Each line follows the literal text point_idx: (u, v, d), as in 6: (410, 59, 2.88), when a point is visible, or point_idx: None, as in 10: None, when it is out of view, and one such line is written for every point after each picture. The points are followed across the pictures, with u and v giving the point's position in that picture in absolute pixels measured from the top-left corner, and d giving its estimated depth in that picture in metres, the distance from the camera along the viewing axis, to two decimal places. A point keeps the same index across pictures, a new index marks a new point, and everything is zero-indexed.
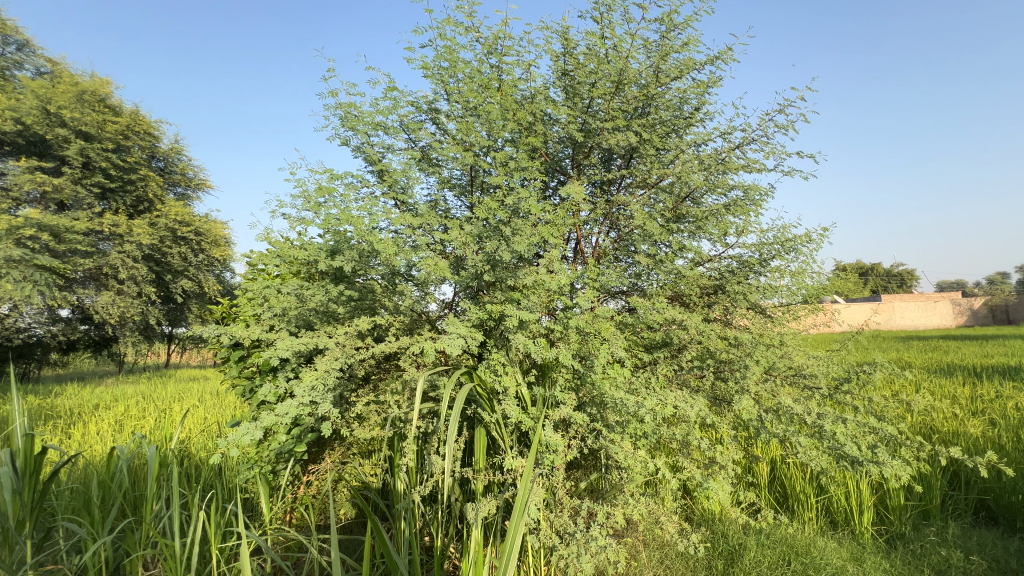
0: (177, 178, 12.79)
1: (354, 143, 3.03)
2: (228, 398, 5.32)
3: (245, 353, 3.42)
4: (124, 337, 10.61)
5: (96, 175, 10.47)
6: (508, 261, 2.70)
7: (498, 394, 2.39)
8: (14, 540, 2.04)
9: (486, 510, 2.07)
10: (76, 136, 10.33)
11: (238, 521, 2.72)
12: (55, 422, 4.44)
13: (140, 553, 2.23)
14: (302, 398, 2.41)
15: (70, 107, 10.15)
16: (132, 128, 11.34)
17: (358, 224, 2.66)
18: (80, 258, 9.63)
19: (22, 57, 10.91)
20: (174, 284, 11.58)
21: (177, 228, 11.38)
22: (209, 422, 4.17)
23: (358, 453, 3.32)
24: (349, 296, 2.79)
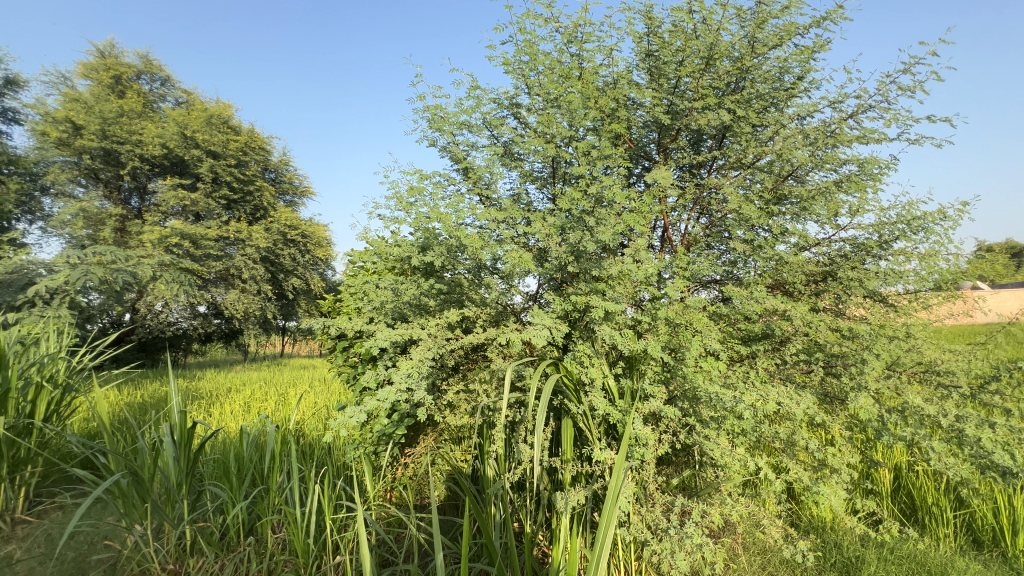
0: (286, 187, 14.26)
1: (440, 144, 3.16)
2: (334, 384, 5.87)
3: (348, 344, 3.74)
4: (248, 329, 12.05)
5: (222, 188, 11.97)
6: (592, 252, 2.66)
7: (585, 386, 2.38)
8: (175, 498, 2.47)
9: (575, 501, 2.09)
10: (207, 155, 11.86)
11: (347, 495, 3.00)
12: (200, 402, 5.21)
13: (269, 518, 2.56)
14: (399, 385, 2.57)
15: (202, 130, 11.69)
16: (249, 145, 12.81)
17: (447, 220, 2.78)
18: (212, 261, 11.13)
19: (165, 90, 12.75)
20: (287, 282, 12.96)
21: (287, 232, 12.68)
22: (319, 406, 4.62)
23: (449, 439, 3.50)
24: (439, 290, 2.94)
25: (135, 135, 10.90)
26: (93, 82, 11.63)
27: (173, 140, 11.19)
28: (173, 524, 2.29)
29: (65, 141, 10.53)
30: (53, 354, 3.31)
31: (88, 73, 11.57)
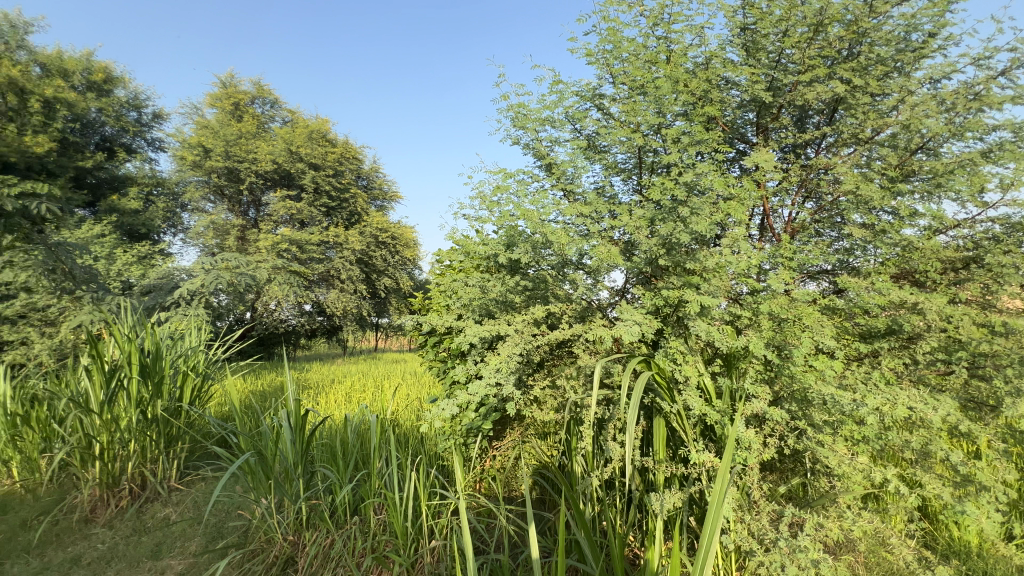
0: (376, 193, 15.25)
1: (524, 141, 3.18)
2: (424, 378, 6.20)
3: (438, 339, 3.91)
4: (347, 326, 13.10)
5: (323, 197, 13.08)
6: (685, 244, 2.53)
7: (678, 384, 2.27)
8: (292, 477, 2.75)
9: (671, 504, 2.00)
10: (309, 167, 13.02)
11: (440, 483, 3.13)
12: (310, 391, 5.77)
13: (371, 501, 2.75)
14: (489, 379, 2.64)
15: (305, 145, 12.86)
16: (344, 156, 13.87)
17: (532, 217, 2.81)
18: (315, 264, 12.24)
19: (274, 111, 14.20)
20: (379, 282, 13.89)
21: (379, 235, 13.56)
22: (412, 398, 4.91)
23: (535, 433, 3.53)
24: (524, 286, 2.96)
25: (252, 154, 12.29)
26: (218, 109, 13.28)
27: (282, 156, 12.44)
28: (290, 500, 2.55)
29: (198, 163, 12.15)
30: (195, 347, 3.84)
31: (214, 102, 13.21)
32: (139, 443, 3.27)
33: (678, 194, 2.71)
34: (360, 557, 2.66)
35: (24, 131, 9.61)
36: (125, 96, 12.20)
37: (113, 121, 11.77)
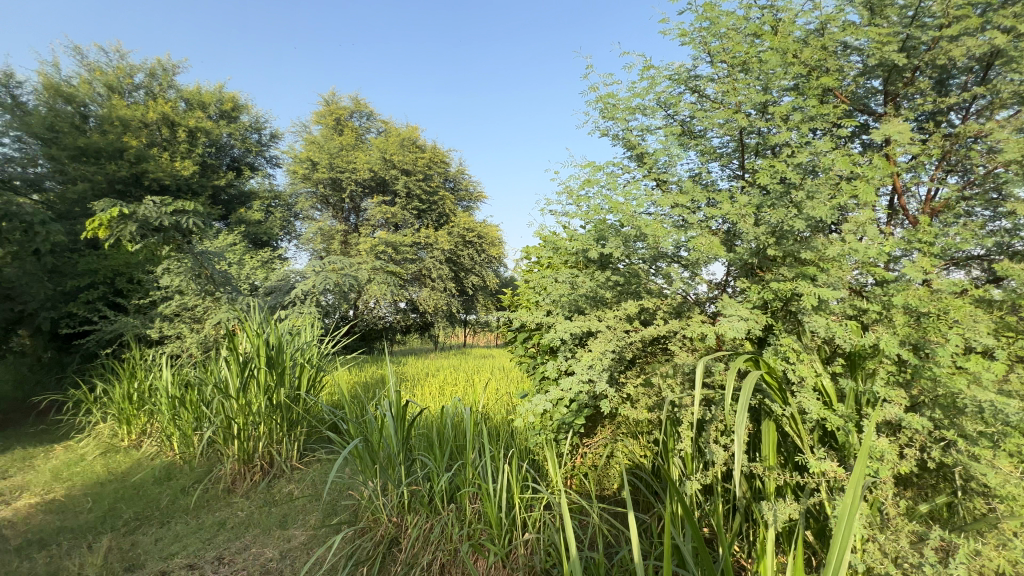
0: (463, 194, 15.80)
1: (613, 132, 3.10)
2: (513, 373, 6.34)
3: (527, 335, 3.96)
4: (438, 322, 13.77)
5: (414, 201, 13.81)
6: (797, 232, 2.30)
7: (792, 385, 2.08)
8: (395, 463, 2.94)
9: (786, 515, 1.83)
10: (401, 173, 13.82)
11: (532, 477, 3.16)
12: (408, 383, 6.16)
13: (466, 490, 2.84)
14: (581, 375, 2.61)
15: (397, 153, 13.68)
16: (433, 160, 14.53)
17: (623, 210, 2.73)
18: (409, 264, 13.00)
19: (369, 123, 15.28)
20: (467, 279, 14.41)
21: (466, 234, 14.03)
22: (502, 392, 5.04)
23: (627, 432, 3.43)
24: (616, 282, 2.89)
25: (351, 165, 13.33)
26: (323, 126, 14.58)
27: (377, 165, 13.34)
28: (392, 485, 2.72)
29: (307, 176, 13.46)
30: (310, 342, 4.25)
31: (319, 119, 14.54)
32: (267, 426, 3.71)
33: (789, 178, 2.48)
34: (458, 543, 2.77)
35: (176, 158, 11.52)
36: (248, 120, 13.87)
37: (240, 143, 13.45)
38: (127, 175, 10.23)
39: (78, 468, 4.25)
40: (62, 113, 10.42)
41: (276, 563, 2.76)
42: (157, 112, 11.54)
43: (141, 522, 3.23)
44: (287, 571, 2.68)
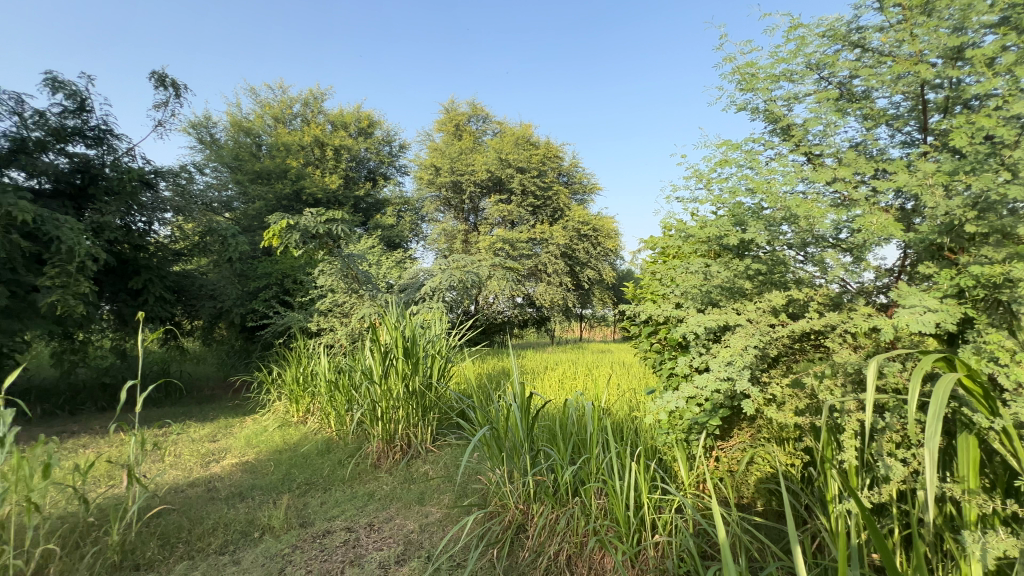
0: (577, 187, 15.65)
1: (753, 106, 2.81)
2: (636, 368, 6.13)
3: (653, 329, 3.79)
4: (554, 316, 13.90)
5: (529, 197, 14.05)
6: (1010, 202, 1.85)
7: (1005, 392, 1.69)
8: (520, 452, 3.02)
9: (1000, 551, 1.49)
10: (517, 171, 14.14)
11: (661, 477, 3.00)
12: (529, 376, 6.31)
13: (591, 485, 2.80)
14: (718, 372, 2.41)
15: (512, 151, 14.03)
16: (547, 156, 14.63)
17: (769, 190, 2.46)
18: (526, 260, 13.31)
19: (485, 125, 15.88)
20: (583, 273, 14.31)
21: (581, 228, 13.90)
22: (626, 388, 4.90)
23: (771, 437, 3.09)
24: (757, 271, 2.62)
25: (470, 167, 14.01)
26: (444, 133, 15.54)
27: (493, 165, 13.84)
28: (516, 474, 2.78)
29: (432, 181, 14.48)
30: (439, 335, 4.57)
31: (441, 126, 15.52)
32: (406, 410, 4.09)
33: (996, 137, 2.03)
34: (584, 537, 2.76)
35: (326, 174, 13.27)
36: (381, 134, 15.36)
37: (375, 156, 14.98)
38: (290, 192, 12.05)
39: (263, 437, 5.13)
40: (243, 145, 12.97)
41: (417, 535, 3.02)
42: (310, 136, 13.43)
43: (309, 486, 3.77)
44: (426, 543, 2.92)
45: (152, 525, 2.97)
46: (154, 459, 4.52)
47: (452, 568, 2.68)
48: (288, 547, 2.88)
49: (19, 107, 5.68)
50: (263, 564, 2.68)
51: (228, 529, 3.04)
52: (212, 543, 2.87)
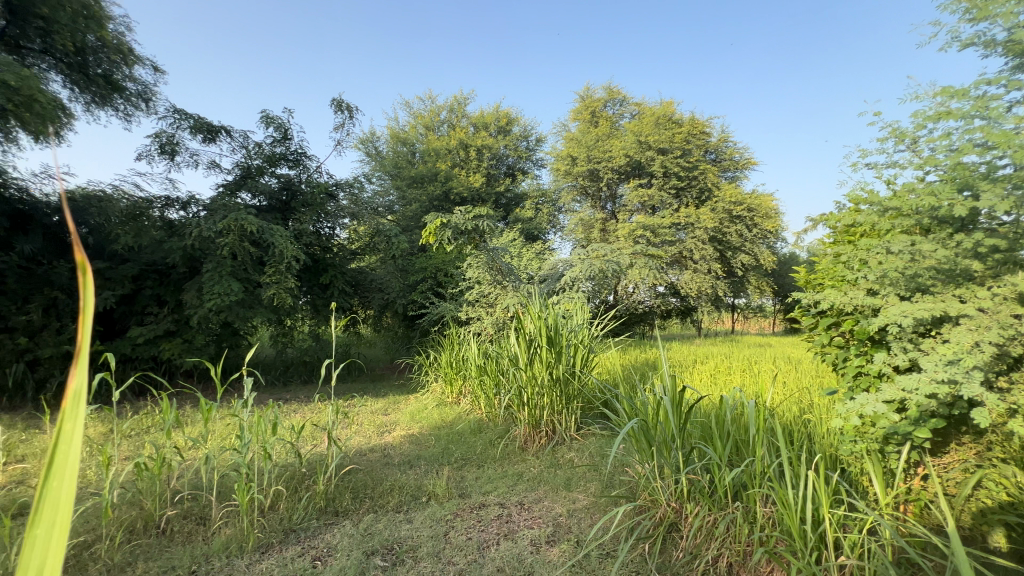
0: (727, 164, 14.21)
1: (985, 37, 2.22)
2: (806, 365, 5.37)
3: (832, 320, 3.25)
4: (702, 306, 12.92)
5: (672, 180, 13.14)
6: None
7: None
8: (671, 448, 2.85)
9: None
10: (658, 153, 13.34)
11: (847, 492, 2.58)
12: (677, 368, 5.98)
13: (756, 491, 2.52)
14: (934, 372, 1.97)
15: (652, 133, 13.25)
16: (691, 133, 13.53)
17: (1022, 143, 1.93)
18: (669, 247, 12.57)
19: (622, 108, 15.27)
20: (735, 259, 13.03)
21: (733, 209, 12.61)
22: (794, 387, 4.33)
23: (1008, 457, 2.43)
24: (993, 247, 2.07)
25: (607, 153, 13.63)
26: (580, 121, 15.34)
27: (632, 149, 13.24)
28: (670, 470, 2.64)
29: (568, 171, 14.45)
30: (582, 324, 4.57)
31: (577, 116, 15.34)
32: (551, 397, 4.21)
33: None
34: (748, 546, 2.52)
35: (470, 174, 14.25)
36: (519, 130, 15.85)
37: (513, 152, 15.55)
38: (440, 193, 13.22)
39: (425, 414, 5.75)
40: (401, 155, 14.53)
41: (565, 519, 3.08)
42: (456, 139, 14.51)
43: (465, 461, 4.10)
44: (575, 528, 2.97)
45: (346, 479, 3.56)
46: (344, 426, 5.39)
47: (602, 556, 2.68)
48: (450, 513, 3.18)
49: (245, 141, 7.19)
50: (431, 526, 2.99)
51: (402, 490, 3.46)
52: (391, 501, 3.30)
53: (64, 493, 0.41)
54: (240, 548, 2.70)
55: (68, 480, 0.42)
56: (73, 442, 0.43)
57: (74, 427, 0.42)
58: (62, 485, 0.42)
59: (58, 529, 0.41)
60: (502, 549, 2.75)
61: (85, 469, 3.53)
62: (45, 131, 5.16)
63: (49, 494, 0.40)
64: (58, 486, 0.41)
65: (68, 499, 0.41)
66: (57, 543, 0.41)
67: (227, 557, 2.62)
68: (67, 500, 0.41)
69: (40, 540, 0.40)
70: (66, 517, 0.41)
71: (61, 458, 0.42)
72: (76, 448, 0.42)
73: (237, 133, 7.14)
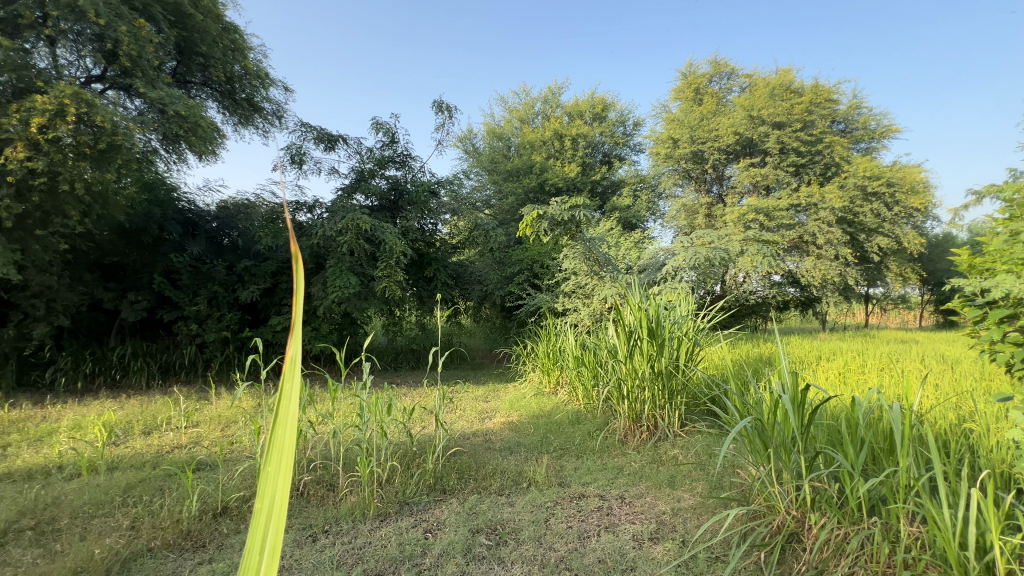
0: (860, 134, 12.41)
1: None
2: (969, 366, 4.52)
3: (1008, 313, 2.69)
4: (827, 297, 11.51)
5: (790, 156, 11.77)
6: None
7: None
8: (791, 451, 2.56)
9: None
10: (773, 128, 12.04)
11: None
12: (798, 365, 5.40)
13: (899, 506, 2.18)
14: None
15: (766, 106, 12.00)
16: (814, 102, 12.01)
17: None
18: (786, 231, 11.34)
19: (731, 82, 14.00)
20: (870, 242, 11.39)
21: (868, 185, 10.98)
22: (953, 391, 3.67)
23: None
24: None
25: (713, 132, 12.59)
26: (682, 100, 14.32)
27: (743, 125, 12.08)
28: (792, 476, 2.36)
29: (669, 155, 13.48)
30: (686, 316, 4.32)
31: (678, 94, 14.34)
32: (653, 391, 4.06)
33: None
34: (889, 569, 2.20)
35: (565, 165, 14.21)
36: (615, 116, 15.34)
37: (609, 139, 15.13)
38: (536, 185, 13.34)
39: (524, 402, 5.88)
40: (497, 150, 14.87)
41: (670, 517, 2.97)
42: (550, 130, 14.50)
43: (564, 451, 4.13)
44: (680, 527, 2.84)
45: (452, 461, 3.78)
46: (449, 410, 5.72)
47: (711, 559, 2.53)
48: (550, 501, 3.23)
49: (358, 147, 7.88)
50: (532, 511, 3.07)
51: (504, 475, 3.58)
52: (494, 484, 3.44)
53: (287, 438, 0.35)
54: (364, 514, 3.01)
55: (290, 427, 0.36)
56: (294, 391, 0.35)
57: (292, 375, 0.35)
58: (286, 432, 0.36)
59: (281, 483, 0.35)
60: (603, 541, 2.73)
61: (241, 435, 4.16)
62: (205, 151, 6.12)
63: (274, 446, 0.34)
64: (279, 433, 0.35)
65: (290, 453, 0.35)
66: (282, 499, 0.35)
67: (353, 521, 2.94)
68: (290, 451, 0.35)
69: (270, 487, 0.34)
70: (291, 466, 0.35)
71: (282, 398, 0.35)
72: (297, 397, 0.35)
73: (353, 140, 7.83)
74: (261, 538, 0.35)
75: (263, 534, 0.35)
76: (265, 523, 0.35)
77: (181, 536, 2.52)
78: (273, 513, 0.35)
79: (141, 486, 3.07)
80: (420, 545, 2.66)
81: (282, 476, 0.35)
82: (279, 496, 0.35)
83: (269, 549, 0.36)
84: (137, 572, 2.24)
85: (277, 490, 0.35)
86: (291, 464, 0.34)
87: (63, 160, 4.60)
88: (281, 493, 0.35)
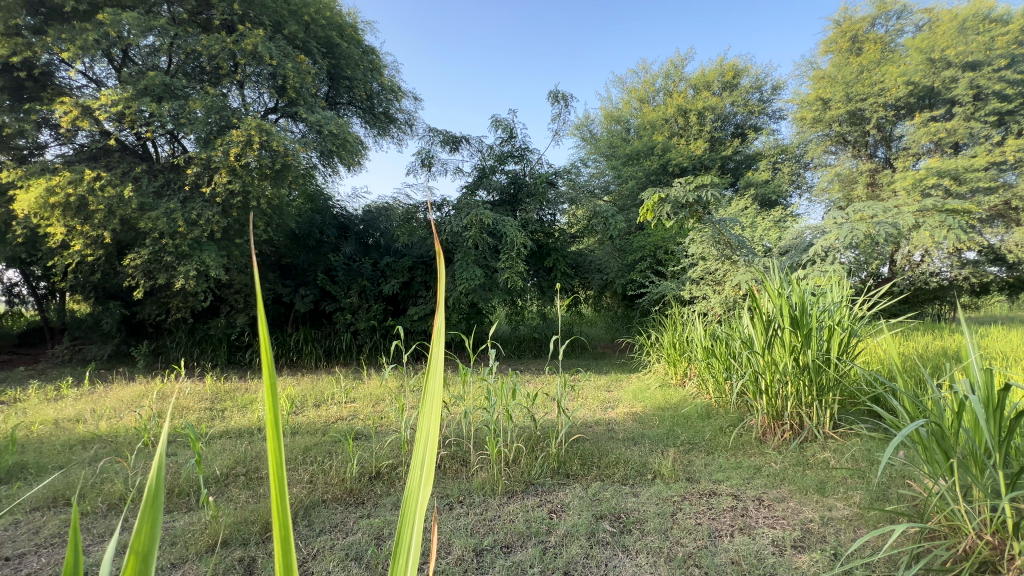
0: None
1: None
2: None
3: None
4: None
5: (990, 102, 9.43)
6: None
7: None
8: (983, 464, 2.10)
9: None
10: (964, 70, 9.81)
11: None
12: (1003, 362, 4.37)
13: None
14: None
15: (953, 44, 9.77)
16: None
17: None
18: (984, 196, 9.15)
19: (902, 22, 11.61)
20: None
21: None
22: None
23: None
24: None
25: (877, 85, 10.53)
26: (835, 53, 12.28)
27: (919, 72, 9.97)
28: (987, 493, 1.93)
29: (817, 118, 11.68)
30: (839, 302, 3.77)
31: (829, 47, 12.32)
32: (796, 386, 3.65)
33: None
34: None
35: (690, 141, 13.40)
36: (750, 82, 13.87)
37: (742, 108, 13.75)
38: (658, 167, 12.74)
39: (648, 394, 5.69)
40: (615, 134, 14.43)
41: (818, 526, 2.66)
42: (673, 107, 13.65)
43: (693, 446, 3.92)
44: (831, 538, 2.54)
45: (574, 447, 3.84)
46: (571, 398, 5.79)
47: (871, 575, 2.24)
48: (678, 495, 3.10)
49: (479, 145, 8.30)
50: (658, 504, 2.99)
51: (628, 465, 3.53)
52: (617, 473, 3.41)
53: (435, 387, 0.46)
54: (493, 489, 3.22)
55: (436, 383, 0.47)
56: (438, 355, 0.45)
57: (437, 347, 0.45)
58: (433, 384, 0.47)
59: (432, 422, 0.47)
60: (737, 542, 2.56)
61: (387, 411, 4.74)
62: (352, 162, 7.00)
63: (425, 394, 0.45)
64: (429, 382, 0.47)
65: (437, 401, 0.46)
66: (432, 432, 0.47)
67: (484, 495, 3.17)
68: (436, 398, 0.46)
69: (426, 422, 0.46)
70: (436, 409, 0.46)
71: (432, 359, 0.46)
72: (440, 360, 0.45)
73: (474, 139, 8.28)
74: (420, 457, 0.47)
75: (421, 454, 0.47)
76: (422, 449, 0.47)
77: (346, 492, 2.98)
78: (428, 443, 0.47)
79: (314, 450, 3.68)
80: (545, 524, 2.78)
81: (434, 419, 0.46)
82: (432, 434, 0.47)
83: (427, 466, 0.47)
84: (315, 517, 2.72)
85: (427, 425, 0.47)
86: (437, 411, 0.45)
87: (252, 180, 5.64)
88: (434, 430, 0.47)
